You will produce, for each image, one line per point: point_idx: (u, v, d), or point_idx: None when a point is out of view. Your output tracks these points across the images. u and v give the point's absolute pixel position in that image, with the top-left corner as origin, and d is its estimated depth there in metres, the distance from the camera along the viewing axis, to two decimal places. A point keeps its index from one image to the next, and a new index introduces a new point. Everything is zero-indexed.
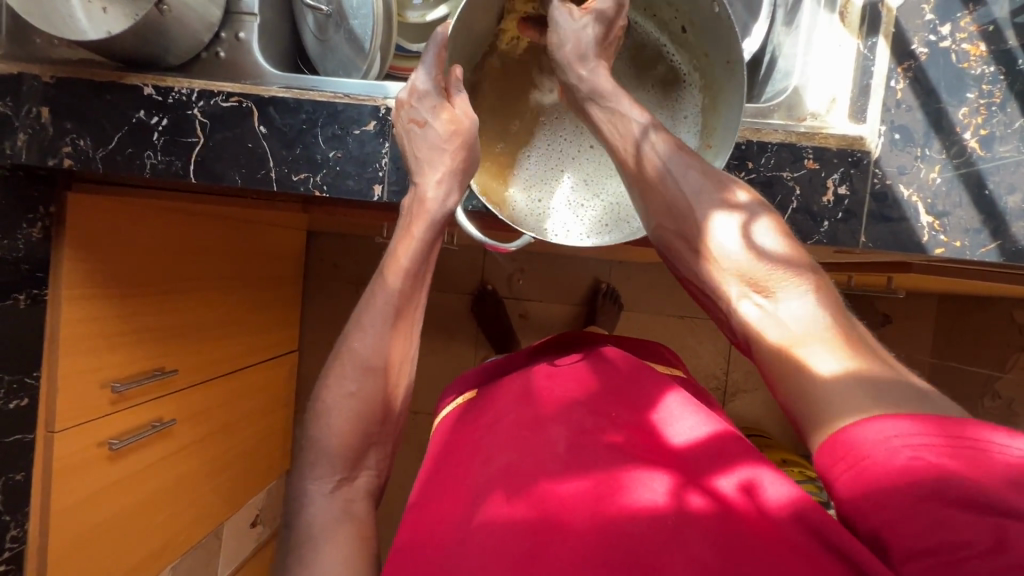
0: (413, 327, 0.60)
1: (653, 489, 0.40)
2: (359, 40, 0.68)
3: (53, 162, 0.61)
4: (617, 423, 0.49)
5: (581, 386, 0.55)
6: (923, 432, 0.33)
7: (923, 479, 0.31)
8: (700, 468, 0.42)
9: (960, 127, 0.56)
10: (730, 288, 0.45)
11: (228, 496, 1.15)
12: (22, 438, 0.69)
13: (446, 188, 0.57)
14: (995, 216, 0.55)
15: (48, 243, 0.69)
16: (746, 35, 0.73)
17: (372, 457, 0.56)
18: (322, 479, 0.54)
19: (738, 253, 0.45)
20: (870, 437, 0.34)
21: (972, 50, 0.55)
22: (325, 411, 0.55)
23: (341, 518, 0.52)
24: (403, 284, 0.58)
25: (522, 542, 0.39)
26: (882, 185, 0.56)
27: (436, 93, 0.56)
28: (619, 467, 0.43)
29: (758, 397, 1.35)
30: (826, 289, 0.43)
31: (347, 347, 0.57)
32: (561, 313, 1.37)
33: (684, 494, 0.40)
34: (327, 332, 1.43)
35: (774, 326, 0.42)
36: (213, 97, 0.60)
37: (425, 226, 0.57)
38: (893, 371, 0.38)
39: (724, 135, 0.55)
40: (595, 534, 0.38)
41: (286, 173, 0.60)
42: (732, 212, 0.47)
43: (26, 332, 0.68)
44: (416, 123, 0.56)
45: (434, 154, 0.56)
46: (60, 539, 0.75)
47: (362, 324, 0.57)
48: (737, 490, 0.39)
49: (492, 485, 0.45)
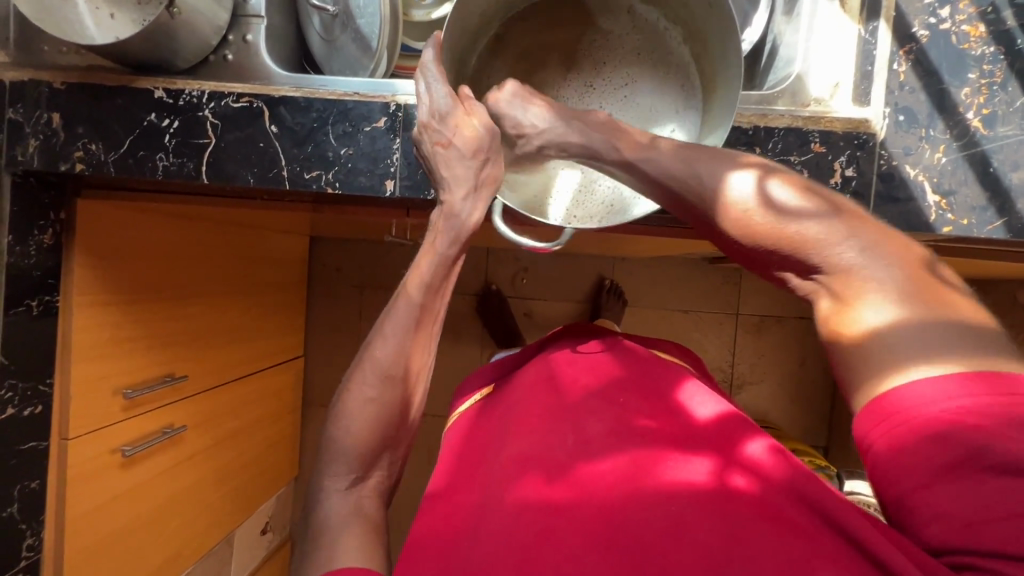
0: (434, 329, 0.60)
1: (692, 467, 0.40)
2: (366, 40, 0.68)
3: (65, 166, 0.61)
4: (643, 407, 0.49)
5: (602, 375, 0.55)
6: (959, 385, 0.33)
7: (959, 442, 0.31)
8: (726, 437, 0.43)
9: (962, 107, 0.56)
10: (776, 255, 0.42)
11: (238, 503, 1.14)
12: (37, 446, 0.69)
13: (474, 194, 0.57)
14: (1000, 193, 0.56)
15: (59, 249, 0.69)
16: (747, 24, 0.77)
17: (385, 459, 0.57)
18: (338, 476, 0.54)
19: (774, 220, 0.42)
20: (910, 399, 0.33)
21: (972, 31, 0.56)
22: (345, 414, 0.56)
23: (353, 516, 0.52)
24: (426, 297, 0.58)
25: (532, 527, 0.38)
26: (888, 166, 0.57)
27: (454, 108, 0.55)
28: (648, 448, 0.43)
29: (764, 388, 1.35)
30: (883, 232, 0.40)
31: (368, 354, 0.57)
32: (566, 311, 1.37)
33: (723, 468, 0.39)
34: (333, 338, 1.43)
35: (837, 290, 0.39)
36: (224, 98, 0.60)
37: (460, 234, 0.58)
38: (955, 308, 0.36)
39: (725, 96, 0.56)
40: (603, 519, 0.38)
41: (298, 170, 0.60)
42: (751, 168, 0.45)
43: (39, 338, 0.68)
44: (440, 144, 0.55)
45: (459, 172, 0.56)
46: (74, 546, 0.75)
47: (384, 331, 0.58)
48: (767, 454, 0.39)
49: (511, 467, 0.45)
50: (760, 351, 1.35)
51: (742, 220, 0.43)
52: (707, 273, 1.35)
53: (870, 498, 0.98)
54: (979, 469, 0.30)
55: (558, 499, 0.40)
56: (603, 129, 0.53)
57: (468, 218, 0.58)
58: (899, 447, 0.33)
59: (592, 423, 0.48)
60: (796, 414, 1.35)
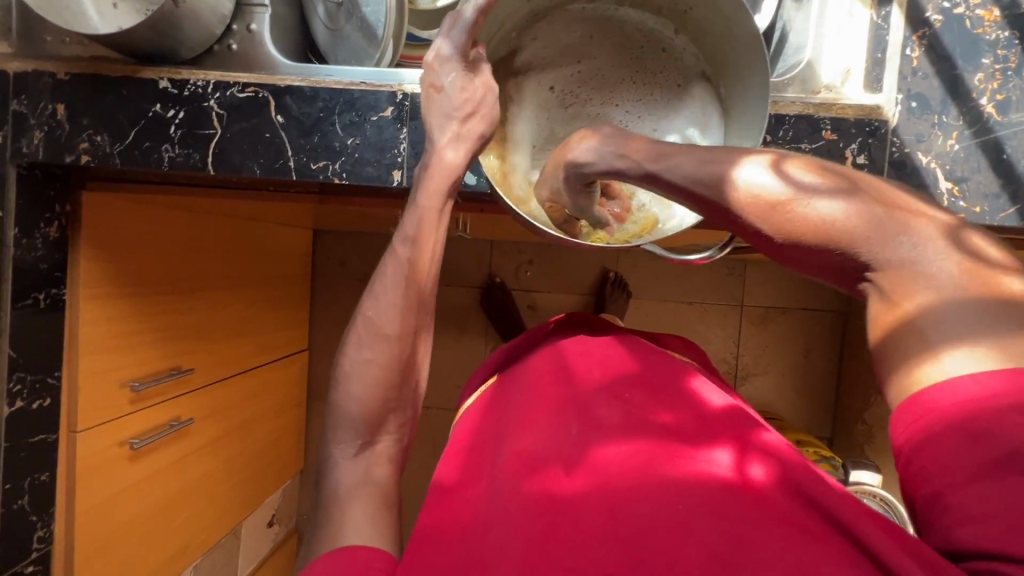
0: (428, 294, 0.57)
1: (718, 459, 0.40)
2: (372, 27, 0.68)
3: (70, 158, 0.61)
4: (656, 400, 0.49)
5: (612, 367, 0.54)
6: (991, 374, 0.31)
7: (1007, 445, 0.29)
8: (738, 429, 0.43)
9: (976, 93, 0.56)
10: (818, 255, 0.38)
11: (245, 495, 1.15)
12: (46, 439, 0.69)
13: (459, 139, 0.55)
14: (1014, 180, 0.56)
15: (64, 242, 0.69)
16: (757, 10, 0.72)
17: (392, 422, 0.55)
18: (345, 443, 0.53)
19: (814, 217, 0.38)
20: (953, 398, 0.32)
21: (986, 16, 0.55)
22: (344, 378, 0.55)
23: (362, 484, 0.51)
24: (415, 251, 0.55)
25: (535, 522, 0.38)
26: (900, 154, 0.57)
27: (459, 59, 0.54)
28: (660, 442, 0.43)
29: (769, 380, 1.35)
30: (931, 215, 0.37)
31: (362, 316, 0.56)
32: (570, 304, 1.37)
33: (745, 459, 0.40)
34: (337, 331, 1.43)
35: (892, 287, 0.36)
36: (229, 88, 0.60)
37: (447, 178, 0.55)
38: (1003, 285, 0.33)
39: (745, 89, 0.56)
40: (607, 512, 0.37)
41: (305, 161, 0.60)
42: (758, 158, 0.42)
43: (48, 331, 0.68)
44: (435, 89, 0.55)
45: (444, 120, 0.55)
46: (85, 538, 0.75)
47: (377, 292, 0.56)
48: (782, 443, 0.42)
49: (517, 461, 0.44)
50: (765, 343, 1.35)
51: (770, 218, 0.40)
52: (712, 265, 1.35)
53: (876, 487, 0.98)
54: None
55: (564, 496, 0.40)
56: (600, 134, 0.52)
57: (451, 163, 0.55)
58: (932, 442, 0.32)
59: (602, 416, 0.47)
60: (801, 405, 1.35)
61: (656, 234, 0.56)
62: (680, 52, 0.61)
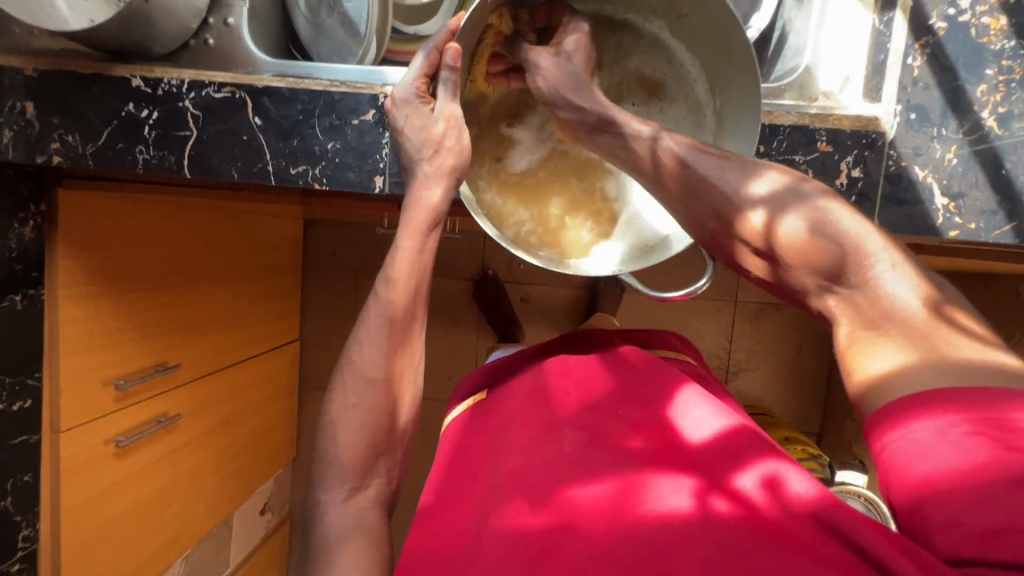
0: (413, 328, 0.57)
1: (678, 495, 0.38)
2: (354, 23, 0.67)
3: (42, 159, 0.59)
4: (635, 421, 0.49)
5: (592, 385, 0.55)
6: (939, 415, 0.33)
7: (959, 477, 0.30)
8: (719, 466, 0.41)
9: (977, 105, 0.54)
10: (810, 279, 0.42)
11: (237, 486, 1.15)
12: (28, 440, 0.69)
13: (434, 176, 0.54)
14: (1012, 197, 0.54)
15: (41, 241, 0.67)
16: (756, 10, 0.73)
17: (381, 465, 0.54)
18: (334, 489, 0.52)
19: (816, 234, 0.41)
20: (900, 446, 0.33)
21: (992, 24, 0.53)
22: (331, 424, 0.53)
23: (354, 527, 0.50)
24: (393, 292, 0.55)
25: (531, 546, 0.38)
26: (896, 167, 0.55)
27: (417, 99, 0.54)
28: (644, 467, 0.42)
29: (760, 375, 1.35)
30: (919, 272, 0.40)
31: (346, 361, 0.55)
32: (563, 298, 1.35)
33: (708, 498, 0.38)
34: (327, 322, 1.38)
35: (865, 303, 0.39)
36: (205, 87, 0.58)
37: (428, 215, 0.55)
38: (957, 343, 0.36)
39: (740, 99, 0.54)
40: (605, 536, 0.37)
41: (284, 165, 0.58)
42: (775, 175, 0.45)
43: (28, 330, 0.67)
44: (397, 132, 0.54)
45: (410, 160, 0.54)
46: (71, 537, 0.75)
47: (361, 335, 0.55)
48: (760, 490, 0.37)
49: (499, 490, 0.44)
50: (757, 338, 1.34)
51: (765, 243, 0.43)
52: None
53: (862, 488, 0.99)
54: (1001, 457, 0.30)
55: (550, 526, 0.39)
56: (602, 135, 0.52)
57: (431, 202, 0.55)
58: (900, 466, 0.33)
59: (582, 436, 0.47)
60: (791, 401, 1.35)
61: (644, 263, 0.55)
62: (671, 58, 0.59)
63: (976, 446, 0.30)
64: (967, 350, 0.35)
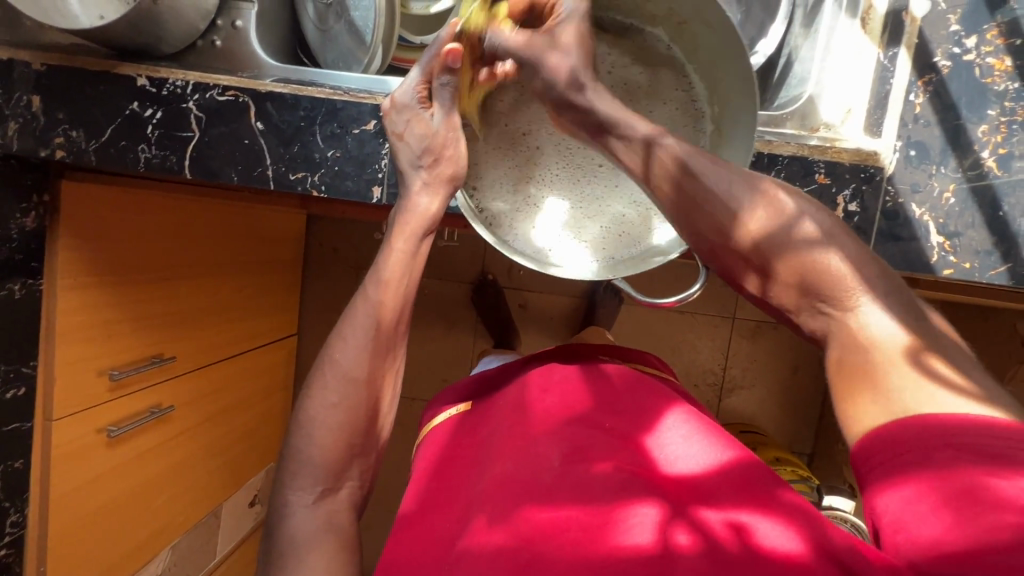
0: (398, 339, 0.57)
1: (641, 526, 0.38)
2: (361, 32, 0.66)
3: (45, 152, 0.59)
4: (613, 440, 0.49)
5: (573, 401, 0.55)
6: (918, 481, 0.31)
7: (936, 545, 0.29)
8: (688, 500, 0.41)
9: (978, 145, 0.54)
10: (809, 311, 0.41)
11: (227, 477, 1.16)
12: (21, 426, 0.70)
13: (429, 185, 0.55)
14: (1008, 238, 0.54)
15: (42, 232, 0.68)
16: (763, 35, 0.74)
17: (356, 467, 0.54)
18: (304, 489, 0.51)
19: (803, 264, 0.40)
20: (886, 506, 0.32)
21: (997, 65, 0.53)
22: (307, 419, 0.53)
23: (325, 529, 0.50)
24: (385, 290, 0.55)
25: (499, 564, 0.37)
26: (893, 204, 0.55)
27: (417, 105, 0.55)
28: (614, 490, 0.42)
29: (754, 394, 1.35)
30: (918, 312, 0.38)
31: (329, 359, 0.55)
32: (561, 306, 1.35)
33: (671, 529, 0.37)
34: (327, 316, 1.38)
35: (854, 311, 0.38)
36: (209, 90, 0.58)
37: (424, 222, 0.56)
38: (940, 397, 0.34)
39: (736, 128, 0.55)
40: (572, 561, 0.36)
41: (284, 171, 0.59)
42: (770, 202, 0.43)
43: (28, 318, 0.68)
44: (395, 136, 0.55)
45: (409, 166, 0.55)
46: (59, 523, 0.76)
47: (346, 331, 0.55)
48: (727, 528, 0.37)
49: (476, 507, 0.44)
50: (754, 356, 1.34)
51: (758, 272, 0.43)
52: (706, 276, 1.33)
53: (849, 514, 0.98)
54: (977, 508, 0.29)
55: (523, 543, 0.38)
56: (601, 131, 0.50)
57: (428, 211, 0.56)
58: (876, 503, 0.33)
59: (561, 455, 0.47)
60: (784, 422, 1.35)
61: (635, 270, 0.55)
62: (677, 78, 0.59)
63: (950, 509, 0.30)
64: (948, 405, 0.34)
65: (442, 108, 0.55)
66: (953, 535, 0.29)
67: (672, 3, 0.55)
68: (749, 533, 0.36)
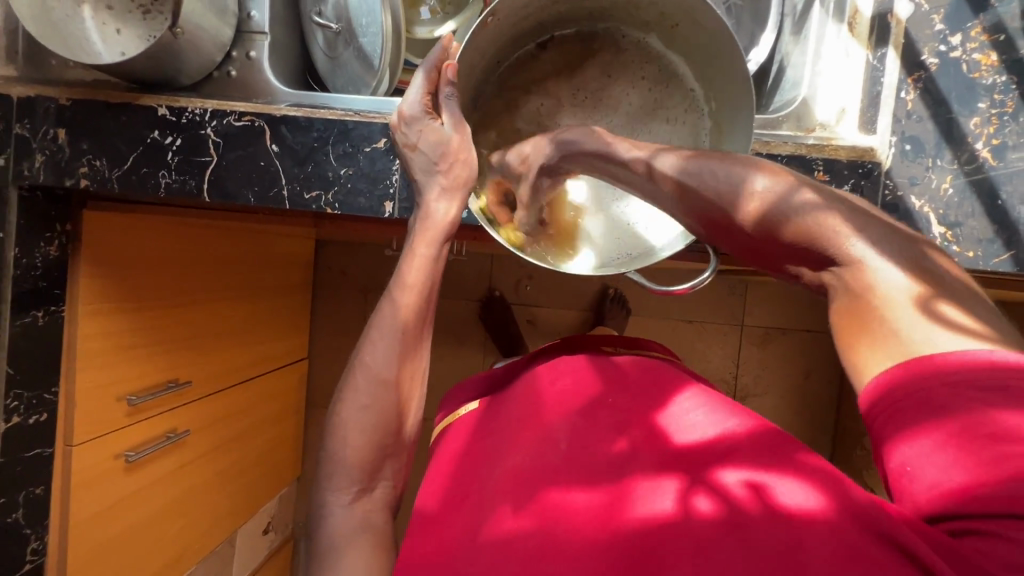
0: (424, 341, 0.58)
1: (663, 498, 0.38)
2: (369, 58, 0.69)
3: (69, 182, 0.62)
4: (624, 420, 0.49)
5: (584, 387, 0.55)
6: (932, 432, 0.31)
7: (958, 492, 0.29)
8: (704, 466, 0.41)
9: (971, 137, 0.55)
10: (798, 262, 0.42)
11: (243, 501, 1.16)
12: (42, 452, 0.71)
13: (447, 192, 0.57)
14: (1008, 226, 0.55)
15: (64, 260, 0.70)
16: (755, 44, 0.77)
17: (387, 468, 0.54)
18: (340, 490, 0.51)
19: (800, 234, 0.41)
20: (904, 459, 0.32)
21: (983, 60, 0.55)
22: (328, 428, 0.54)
23: (360, 529, 0.50)
24: (406, 298, 0.56)
25: (524, 547, 0.38)
26: (893, 197, 0.56)
27: (425, 115, 0.56)
28: (630, 470, 0.42)
29: (768, 401, 1.34)
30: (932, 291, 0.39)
31: (359, 361, 0.56)
32: (569, 319, 1.36)
33: (691, 496, 0.38)
34: (337, 338, 1.39)
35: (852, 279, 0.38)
36: (226, 116, 0.61)
37: (442, 230, 0.57)
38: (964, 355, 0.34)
39: (735, 117, 0.56)
40: (595, 537, 0.37)
41: (298, 190, 0.61)
42: (770, 178, 0.43)
43: (50, 344, 0.70)
44: (408, 148, 0.57)
45: (428, 175, 0.57)
46: (79, 549, 0.76)
47: (373, 337, 0.56)
48: (744, 487, 0.37)
49: (497, 495, 0.45)
50: (766, 363, 1.33)
51: (767, 260, 0.45)
52: (712, 283, 1.34)
53: None
54: (994, 445, 0.29)
55: (543, 526, 0.39)
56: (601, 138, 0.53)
57: (445, 216, 0.57)
58: (892, 453, 0.33)
59: (579, 440, 0.47)
60: (800, 428, 1.34)
61: (647, 261, 0.56)
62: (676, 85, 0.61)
63: (965, 452, 0.29)
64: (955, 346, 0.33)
65: (450, 114, 0.56)
66: (973, 479, 0.29)
67: (666, 14, 0.57)
68: (767, 491, 0.36)
